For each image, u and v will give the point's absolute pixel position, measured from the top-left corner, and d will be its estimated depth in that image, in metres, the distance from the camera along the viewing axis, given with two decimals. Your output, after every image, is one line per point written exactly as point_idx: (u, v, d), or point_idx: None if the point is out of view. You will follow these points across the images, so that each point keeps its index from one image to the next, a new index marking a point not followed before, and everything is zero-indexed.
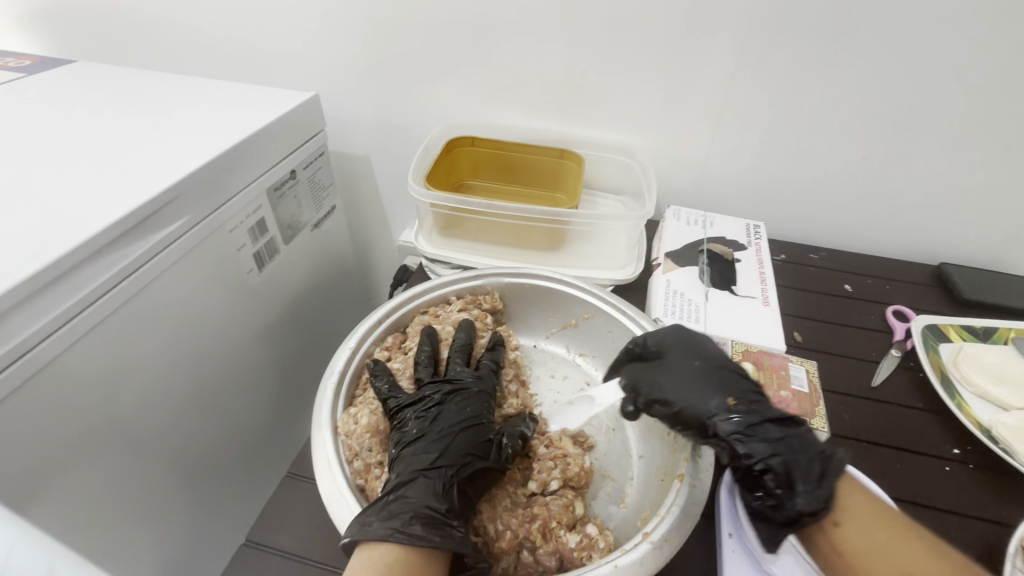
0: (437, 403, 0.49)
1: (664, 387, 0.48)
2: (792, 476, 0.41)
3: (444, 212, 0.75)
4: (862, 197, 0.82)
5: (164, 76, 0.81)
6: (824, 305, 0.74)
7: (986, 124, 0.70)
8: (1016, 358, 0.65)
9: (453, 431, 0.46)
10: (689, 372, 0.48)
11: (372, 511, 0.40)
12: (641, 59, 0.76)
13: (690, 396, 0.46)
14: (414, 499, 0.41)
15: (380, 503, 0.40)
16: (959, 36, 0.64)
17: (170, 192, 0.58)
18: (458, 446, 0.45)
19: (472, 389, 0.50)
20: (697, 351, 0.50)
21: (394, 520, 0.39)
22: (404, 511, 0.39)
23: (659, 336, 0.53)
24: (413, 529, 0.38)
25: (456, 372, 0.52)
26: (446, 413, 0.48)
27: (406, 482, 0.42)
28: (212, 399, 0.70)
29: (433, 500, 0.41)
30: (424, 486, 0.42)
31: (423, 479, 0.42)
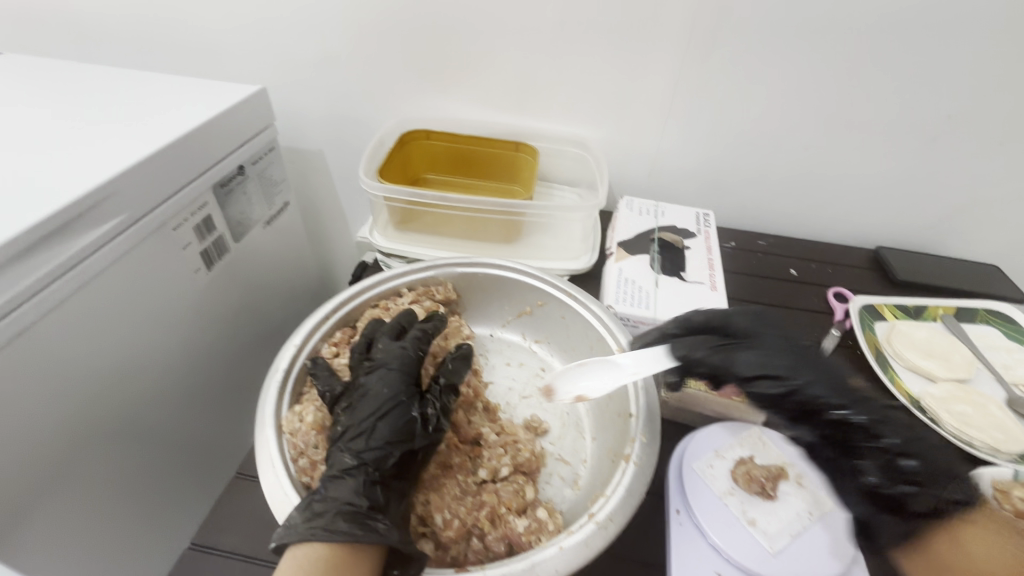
0: (361, 389, 0.47)
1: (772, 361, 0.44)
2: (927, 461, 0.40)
3: (399, 205, 0.74)
4: (804, 186, 0.85)
5: (98, 69, 0.78)
6: (771, 289, 0.77)
7: (913, 115, 0.75)
8: (944, 334, 0.69)
9: (374, 415, 0.45)
10: (792, 348, 0.45)
11: (295, 513, 0.39)
12: (594, 52, 0.77)
13: (804, 373, 0.43)
14: (339, 495, 0.40)
15: (304, 503, 0.40)
16: (888, 31, 0.68)
17: (106, 187, 0.55)
18: (384, 432, 0.44)
19: (389, 366, 0.48)
20: (786, 332, 0.47)
21: (316, 519, 0.38)
22: (328, 510, 0.39)
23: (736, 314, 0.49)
24: (336, 527, 0.38)
25: (381, 349, 0.51)
26: (366, 399, 0.46)
27: (332, 480, 0.41)
28: (160, 402, 0.68)
29: (357, 496, 0.40)
30: (348, 483, 0.41)
31: (346, 477, 0.41)
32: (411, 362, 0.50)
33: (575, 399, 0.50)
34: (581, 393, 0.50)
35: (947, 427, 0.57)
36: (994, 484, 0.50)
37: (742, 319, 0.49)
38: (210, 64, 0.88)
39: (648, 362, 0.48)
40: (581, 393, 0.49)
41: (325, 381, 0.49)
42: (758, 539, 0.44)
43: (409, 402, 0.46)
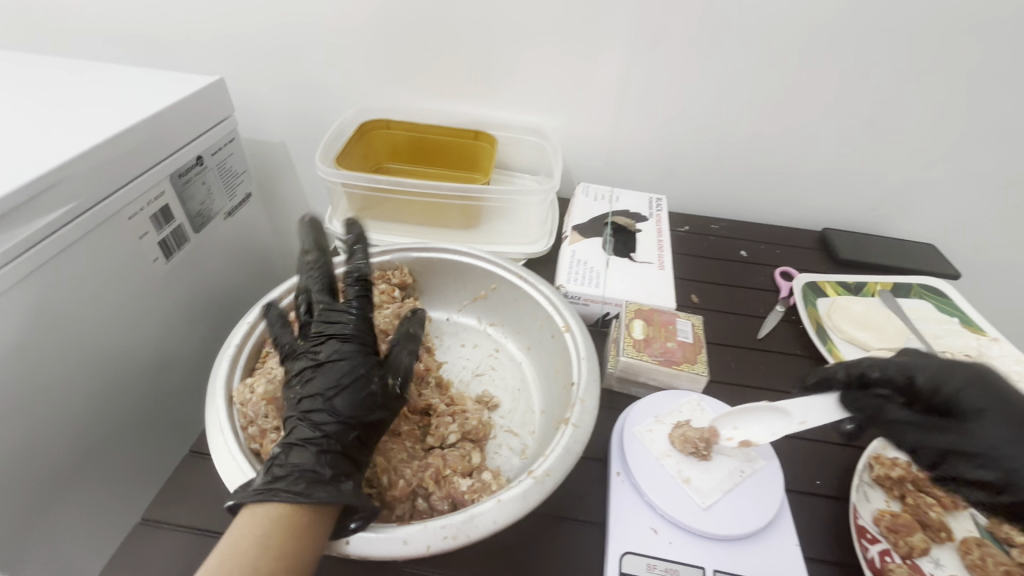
0: (321, 356, 0.48)
1: (970, 447, 0.40)
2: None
3: (358, 192, 0.76)
4: (754, 171, 0.89)
5: (50, 59, 0.77)
6: (721, 270, 0.80)
7: (850, 101, 0.79)
8: (880, 307, 0.72)
9: (336, 385, 0.46)
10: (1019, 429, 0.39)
11: (255, 477, 0.41)
12: (548, 41, 0.79)
13: None
14: (298, 462, 0.41)
15: (266, 466, 0.41)
16: (823, 19, 0.71)
17: (53, 174, 0.55)
18: (347, 402, 0.45)
19: (346, 337, 0.49)
20: (1012, 397, 0.40)
21: (274, 481, 0.40)
22: (290, 474, 0.40)
23: (934, 371, 0.43)
24: (296, 489, 0.39)
25: (331, 312, 0.52)
26: (325, 369, 0.47)
27: (292, 448, 0.42)
28: (118, 392, 0.68)
29: (316, 464, 0.41)
30: (309, 450, 0.42)
31: (304, 445, 0.42)
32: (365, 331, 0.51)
33: (739, 443, 0.49)
34: (745, 440, 0.49)
35: None
36: None
37: (935, 381, 0.42)
38: (167, 54, 0.87)
39: (816, 410, 0.47)
40: (747, 438, 0.48)
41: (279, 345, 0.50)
42: (691, 496, 0.46)
43: (370, 372, 0.47)
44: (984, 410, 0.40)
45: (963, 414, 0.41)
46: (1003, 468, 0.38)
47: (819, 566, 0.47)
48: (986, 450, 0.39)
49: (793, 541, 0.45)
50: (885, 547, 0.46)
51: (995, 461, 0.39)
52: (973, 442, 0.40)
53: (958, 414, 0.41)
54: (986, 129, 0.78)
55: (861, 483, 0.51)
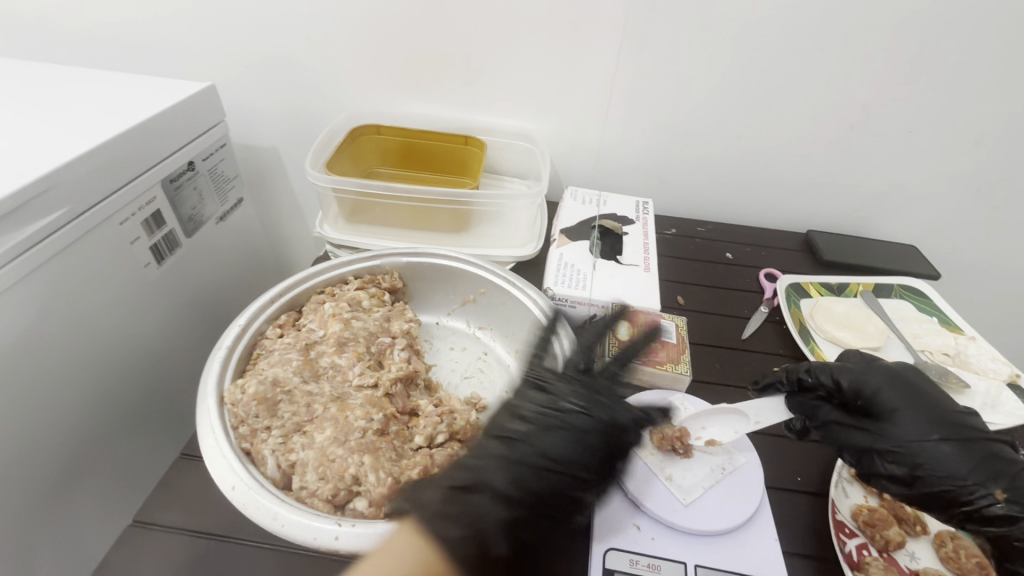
0: (556, 420, 0.49)
1: (886, 444, 0.47)
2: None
3: (349, 197, 0.77)
4: (738, 174, 0.90)
5: (41, 65, 0.78)
6: (706, 272, 0.81)
7: (831, 107, 0.80)
8: (862, 308, 0.74)
9: (565, 461, 0.47)
10: (923, 426, 0.47)
11: (438, 503, 0.42)
12: (536, 47, 0.80)
13: (946, 466, 0.45)
14: (480, 511, 0.43)
15: (453, 497, 0.43)
16: (802, 28, 0.73)
17: (45, 180, 0.56)
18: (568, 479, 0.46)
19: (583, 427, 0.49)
20: (923, 399, 0.48)
21: (456, 524, 0.41)
22: (461, 519, 0.42)
23: (857, 376, 0.51)
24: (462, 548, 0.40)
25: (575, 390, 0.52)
26: (552, 438, 0.48)
27: (475, 492, 0.43)
28: (110, 396, 0.68)
29: (494, 531, 0.42)
30: (497, 507, 0.43)
31: (500, 500, 0.44)
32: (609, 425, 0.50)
33: (705, 442, 0.51)
34: (710, 439, 0.51)
35: None
36: None
37: (858, 384, 0.50)
38: (160, 61, 0.88)
39: (766, 410, 0.53)
40: (711, 438, 0.51)
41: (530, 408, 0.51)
42: (674, 492, 0.47)
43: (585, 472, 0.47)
44: (897, 411, 0.48)
45: (881, 415, 0.48)
46: (914, 462, 0.45)
47: (797, 559, 0.48)
48: (901, 447, 0.46)
49: (772, 535, 0.46)
50: (862, 541, 0.48)
51: (908, 457, 0.46)
52: (890, 441, 0.47)
53: (878, 415, 0.49)
54: (962, 133, 0.80)
55: (840, 478, 0.53)
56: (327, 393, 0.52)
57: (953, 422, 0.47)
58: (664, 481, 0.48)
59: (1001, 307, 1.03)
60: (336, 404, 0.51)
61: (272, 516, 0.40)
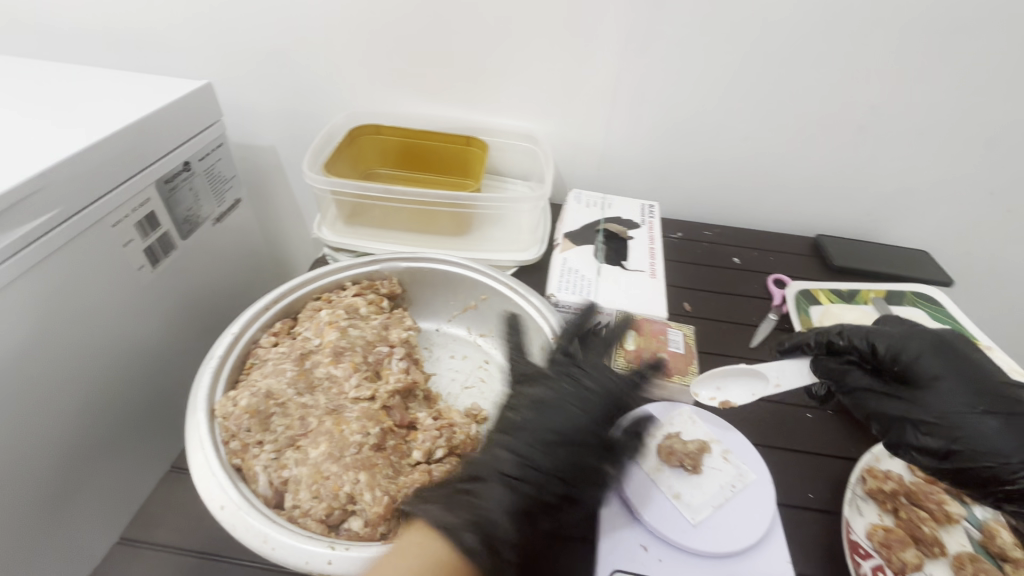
0: (552, 396, 0.49)
1: (922, 416, 0.47)
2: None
3: (348, 199, 0.75)
4: (746, 177, 0.88)
5: (32, 62, 0.76)
6: (714, 277, 0.79)
7: (842, 107, 0.78)
8: (873, 315, 0.72)
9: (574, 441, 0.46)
10: (966, 401, 0.46)
11: (433, 501, 0.42)
12: (540, 46, 0.78)
13: (988, 441, 0.45)
14: (482, 505, 0.42)
15: (445, 496, 0.42)
16: (815, 25, 0.71)
17: (33, 182, 0.54)
18: (585, 454, 0.46)
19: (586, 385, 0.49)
20: (967, 367, 0.48)
21: (457, 514, 0.41)
22: (468, 511, 0.41)
23: (895, 341, 0.51)
24: (467, 536, 0.39)
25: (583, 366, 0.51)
26: (548, 420, 0.47)
27: (480, 483, 0.43)
28: (102, 404, 0.67)
29: (499, 516, 0.41)
30: (501, 490, 0.43)
31: (505, 486, 0.43)
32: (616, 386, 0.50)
33: (720, 402, 0.59)
34: (725, 399, 0.59)
35: None
36: None
37: (896, 350, 0.51)
38: (154, 57, 0.86)
39: (787, 376, 0.59)
40: (727, 398, 0.58)
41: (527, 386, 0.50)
42: (683, 512, 0.46)
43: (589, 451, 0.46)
44: (939, 381, 0.48)
45: (919, 384, 0.49)
46: (953, 437, 0.46)
47: None
48: (939, 421, 0.46)
49: (785, 557, 0.44)
50: (878, 562, 0.46)
51: (947, 430, 0.46)
52: (925, 412, 0.47)
53: (916, 384, 0.49)
54: (976, 136, 0.78)
55: (854, 496, 0.51)
56: (322, 406, 0.50)
57: (1004, 392, 0.46)
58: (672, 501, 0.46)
59: (1015, 315, 1.01)
60: (331, 417, 0.49)
61: (261, 538, 0.39)
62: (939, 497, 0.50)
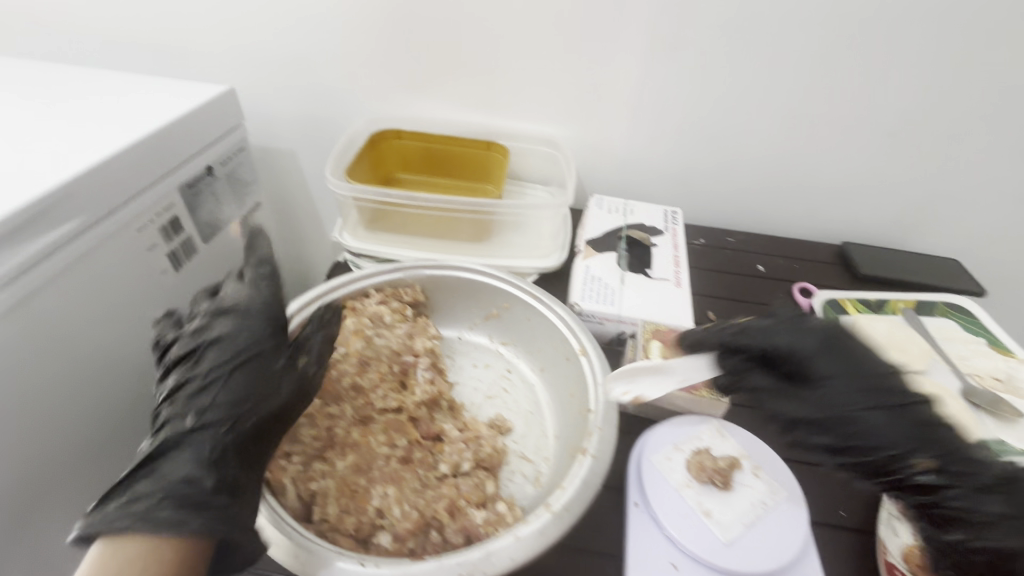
0: (218, 362, 0.48)
1: (812, 416, 0.44)
2: (992, 486, 0.39)
3: (369, 205, 0.74)
4: (770, 182, 0.87)
5: (58, 67, 0.77)
6: (737, 285, 0.78)
7: (872, 112, 0.77)
8: (904, 326, 0.71)
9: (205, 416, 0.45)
10: (850, 391, 0.44)
11: (119, 501, 0.40)
12: (561, 49, 0.77)
13: (883, 433, 0.42)
14: (173, 473, 0.42)
15: (129, 488, 0.41)
16: (844, 28, 0.70)
17: (61, 189, 0.54)
18: (233, 396, 0.46)
19: (247, 315, 0.50)
20: (853, 359, 0.45)
21: (138, 501, 0.40)
22: (155, 493, 0.40)
23: (788, 335, 0.47)
24: (159, 515, 0.39)
25: (236, 325, 0.50)
26: (208, 387, 0.47)
27: (167, 454, 0.43)
28: (123, 408, 0.67)
29: (193, 472, 0.42)
30: (183, 459, 0.43)
31: (189, 446, 0.44)
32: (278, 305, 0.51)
33: (631, 398, 0.50)
34: (637, 396, 0.50)
35: None
36: None
37: (789, 344, 0.47)
38: (176, 62, 0.87)
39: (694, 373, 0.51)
40: (639, 394, 0.50)
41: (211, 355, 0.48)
42: (713, 530, 0.45)
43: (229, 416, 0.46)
44: (828, 378, 0.45)
45: (813, 381, 0.45)
46: (844, 433, 0.43)
47: None
48: (825, 412, 0.44)
49: None
50: None
51: (836, 427, 0.43)
52: (814, 409, 0.45)
53: (810, 380, 0.46)
54: (1012, 142, 0.76)
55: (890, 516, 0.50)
56: (349, 416, 0.53)
57: (891, 381, 0.43)
58: (701, 517, 0.46)
59: None
60: (357, 428, 0.52)
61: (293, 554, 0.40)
62: None
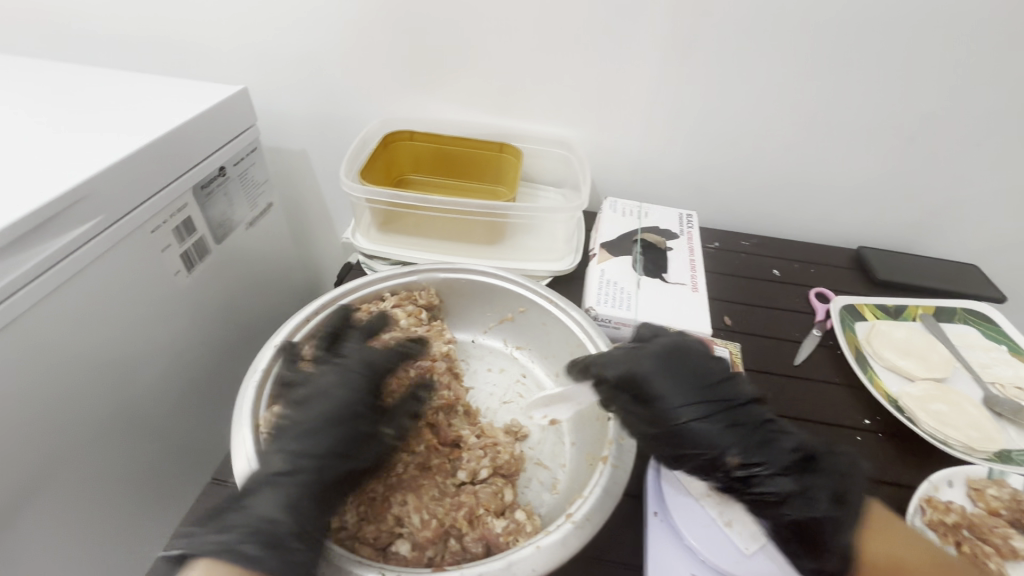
0: (327, 387, 0.47)
1: (662, 431, 0.45)
2: (802, 462, 0.44)
3: (382, 207, 0.74)
4: (785, 185, 0.86)
5: (72, 68, 0.77)
6: (752, 290, 0.77)
7: (891, 115, 0.75)
8: (922, 333, 0.70)
9: (307, 443, 0.44)
10: (687, 405, 0.45)
11: (206, 526, 0.39)
12: (576, 50, 0.76)
13: (713, 444, 0.44)
14: (257, 510, 0.40)
15: (218, 515, 0.40)
16: (865, 30, 0.68)
17: (76, 191, 0.54)
18: (328, 448, 0.44)
19: (352, 372, 0.48)
20: (683, 372, 0.47)
21: (229, 533, 0.38)
22: (242, 524, 0.39)
23: (624, 363, 0.47)
24: (245, 549, 0.38)
25: (349, 351, 0.51)
26: (315, 410, 0.46)
27: (256, 488, 0.41)
28: (135, 409, 0.67)
29: (278, 513, 0.40)
30: (273, 493, 0.41)
31: (273, 487, 0.41)
32: (377, 367, 0.50)
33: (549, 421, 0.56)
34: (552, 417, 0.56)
35: (925, 427, 0.57)
36: (969, 482, 0.52)
37: (625, 369, 0.47)
38: (189, 62, 0.87)
39: None
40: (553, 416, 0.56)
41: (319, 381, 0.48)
42: (734, 540, 0.44)
43: (340, 442, 0.45)
44: (660, 394, 0.46)
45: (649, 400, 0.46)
46: (687, 448, 0.44)
47: None
48: (684, 430, 0.44)
49: None
50: None
51: (688, 443, 0.44)
52: (663, 424, 0.45)
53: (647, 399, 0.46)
54: None
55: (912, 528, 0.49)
56: None
57: (699, 390, 0.46)
58: (721, 526, 0.45)
59: None
60: None
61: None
62: (1004, 531, 0.48)
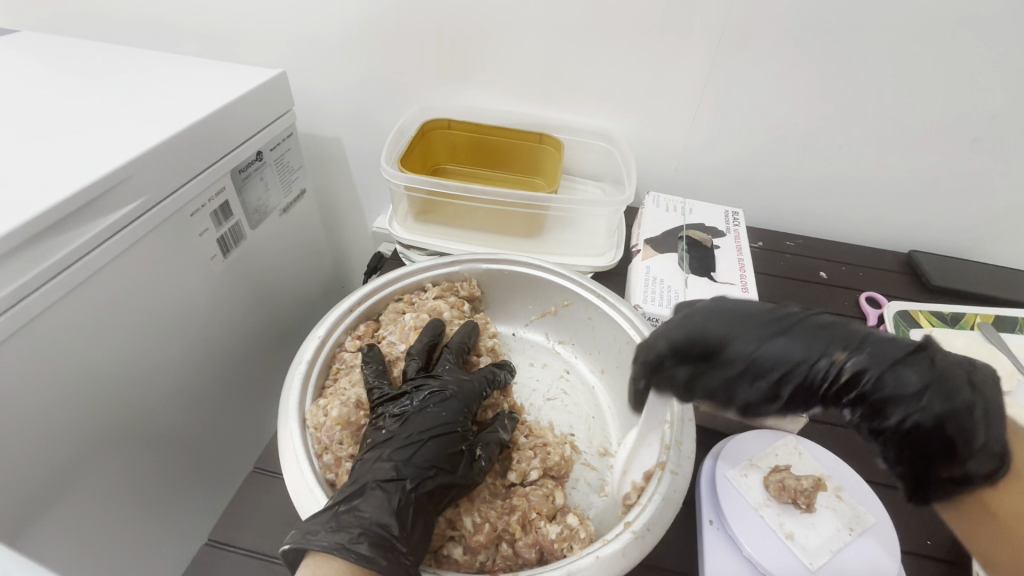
0: (433, 400, 0.50)
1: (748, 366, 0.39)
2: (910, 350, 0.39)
3: (419, 196, 0.72)
4: (834, 186, 0.83)
5: (112, 49, 0.76)
6: (800, 292, 0.75)
7: (954, 115, 0.71)
8: (982, 342, 0.66)
9: (413, 451, 0.45)
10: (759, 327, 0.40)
11: (319, 521, 0.39)
12: (623, 40, 0.74)
13: (811, 356, 0.38)
14: (367, 513, 0.40)
15: (330, 512, 0.40)
16: (932, 23, 0.64)
17: (119, 172, 0.53)
18: (434, 456, 0.45)
19: (451, 392, 0.51)
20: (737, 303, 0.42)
21: (341, 533, 0.38)
22: (354, 525, 0.39)
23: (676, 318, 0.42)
24: (360, 547, 0.38)
25: (443, 370, 0.54)
26: (425, 419, 0.48)
27: (361, 495, 0.42)
28: (172, 391, 0.67)
29: (387, 517, 0.40)
30: (378, 499, 0.41)
31: (380, 492, 0.42)
32: (471, 390, 0.52)
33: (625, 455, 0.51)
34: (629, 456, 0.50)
35: None
36: None
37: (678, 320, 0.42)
38: (228, 47, 0.86)
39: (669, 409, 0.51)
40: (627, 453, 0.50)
41: (418, 397, 0.50)
42: (797, 555, 0.42)
43: (452, 451, 0.46)
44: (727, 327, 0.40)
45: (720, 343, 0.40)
46: (786, 376, 0.39)
47: None
48: (774, 352, 0.39)
49: None
50: None
51: (783, 369, 0.38)
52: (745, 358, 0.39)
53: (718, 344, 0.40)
54: None
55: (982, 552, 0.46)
56: None
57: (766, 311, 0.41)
58: (782, 539, 0.43)
59: None
60: None
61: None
62: None
